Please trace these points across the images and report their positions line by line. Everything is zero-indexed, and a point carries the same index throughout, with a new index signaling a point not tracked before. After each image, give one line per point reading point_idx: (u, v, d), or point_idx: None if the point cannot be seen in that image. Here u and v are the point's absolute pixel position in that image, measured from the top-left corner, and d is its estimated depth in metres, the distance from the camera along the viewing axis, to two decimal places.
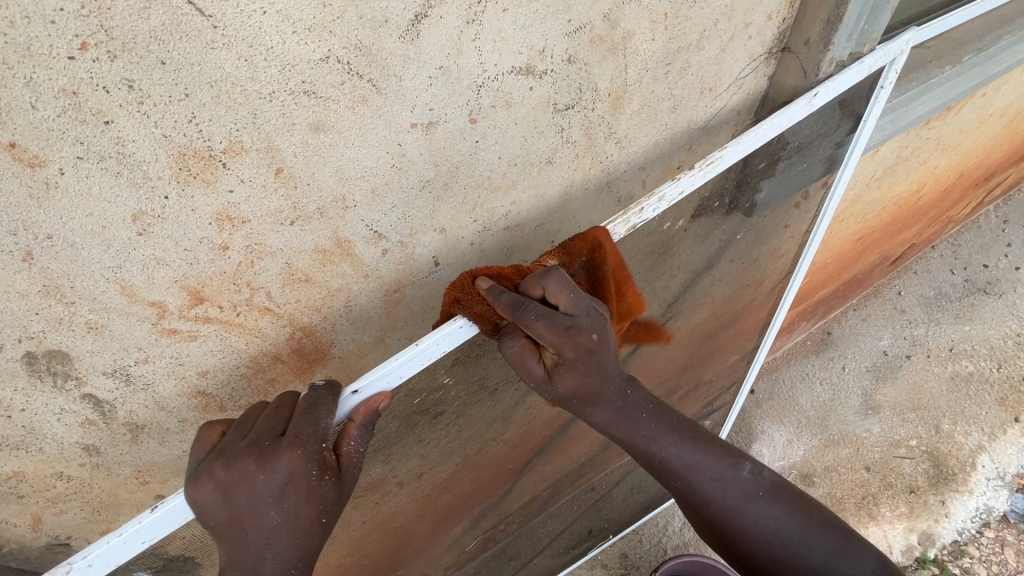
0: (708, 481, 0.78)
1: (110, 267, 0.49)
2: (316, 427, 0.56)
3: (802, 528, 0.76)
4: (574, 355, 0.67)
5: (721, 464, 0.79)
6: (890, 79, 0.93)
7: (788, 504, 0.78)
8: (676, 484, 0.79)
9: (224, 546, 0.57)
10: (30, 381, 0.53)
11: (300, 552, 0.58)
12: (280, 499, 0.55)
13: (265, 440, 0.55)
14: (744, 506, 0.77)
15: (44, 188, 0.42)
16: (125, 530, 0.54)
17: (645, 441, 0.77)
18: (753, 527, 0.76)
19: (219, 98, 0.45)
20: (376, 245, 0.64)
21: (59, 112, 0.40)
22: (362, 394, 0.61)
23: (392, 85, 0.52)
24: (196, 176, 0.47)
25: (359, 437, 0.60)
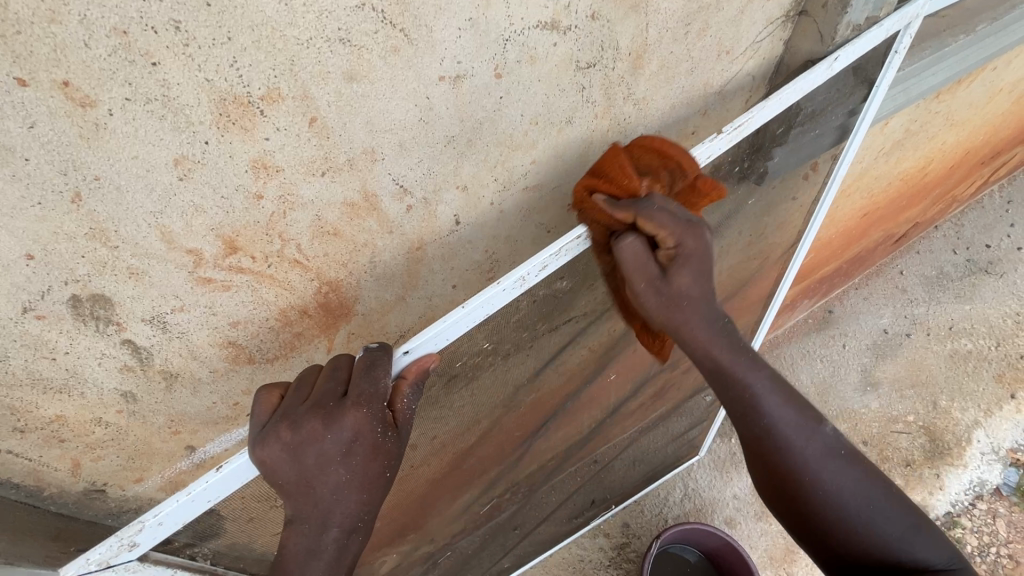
0: (792, 434, 0.71)
1: (152, 212, 0.51)
2: (375, 388, 0.60)
3: (875, 496, 0.70)
4: (695, 247, 0.69)
5: (809, 420, 0.72)
6: (903, 44, 0.93)
7: (864, 467, 0.71)
8: (755, 427, 0.72)
9: (290, 501, 0.60)
10: (75, 324, 0.55)
11: (363, 507, 0.61)
12: (347, 457, 0.59)
13: (328, 402, 0.59)
14: (823, 467, 0.70)
15: (94, 128, 0.44)
16: (193, 489, 0.59)
17: (732, 367, 0.71)
18: (827, 490, 0.70)
19: (259, 42, 0.46)
20: (401, 201, 0.65)
21: (109, 52, 0.41)
22: (414, 354, 0.65)
23: (422, 35, 0.53)
24: (235, 122, 0.49)
25: (410, 395, 0.64)
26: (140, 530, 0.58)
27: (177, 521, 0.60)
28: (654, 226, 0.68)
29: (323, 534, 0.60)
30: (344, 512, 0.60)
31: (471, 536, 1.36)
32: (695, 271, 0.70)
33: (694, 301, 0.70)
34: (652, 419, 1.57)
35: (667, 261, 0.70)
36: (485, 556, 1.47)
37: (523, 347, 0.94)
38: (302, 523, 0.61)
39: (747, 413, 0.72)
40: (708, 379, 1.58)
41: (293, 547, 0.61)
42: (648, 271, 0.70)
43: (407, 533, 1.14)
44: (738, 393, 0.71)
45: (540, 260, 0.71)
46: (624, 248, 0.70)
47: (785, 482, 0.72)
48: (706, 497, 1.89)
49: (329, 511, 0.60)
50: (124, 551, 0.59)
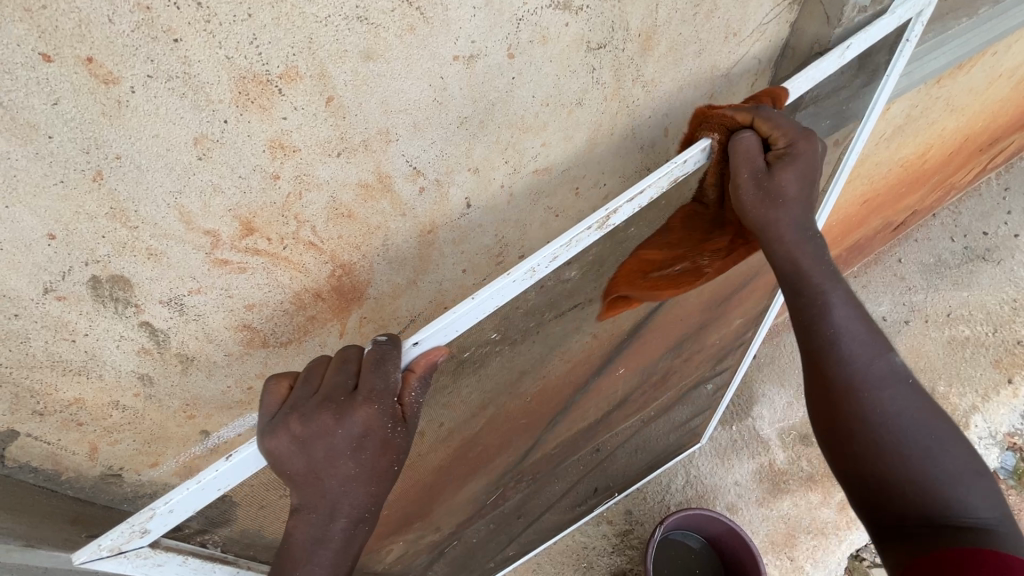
0: (858, 347, 0.71)
1: (172, 192, 0.51)
2: (385, 382, 0.61)
3: (937, 433, 0.68)
4: (805, 149, 0.71)
5: (880, 340, 0.72)
6: (916, 32, 0.94)
7: (929, 402, 0.70)
8: (817, 335, 0.73)
9: (298, 493, 0.61)
10: (94, 305, 0.55)
11: (371, 500, 0.62)
12: (356, 451, 0.59)
13: (339, 396, 0.59)
14: (882, 387, 0.70)
15: (116, 106, 0.44)
16: (203, 477, 0.59)
17: (816, 281, 0.73)
18: (886, 411, 0.69)
19: (279, 20, 0.46)
20: (414, 183, 0.66)
21: (132, 28, 0.41)
22: (423, 346, 0.65)
23: (438, 14, 0.54)
24: (254, 101, 0.49)
25: (418, 389, 0.65)
26: (152, 517, 0.59)
27: (188, 509, 0.60)
28: (771, 126, 0.72)
29: (330, 526, 0.60)
30: (353, 504, 0.61)
31: (477, 523, 1.37)
32: (798, 175, 0.72)
33: (794, 201, 0.71)
34: (655, 407, 1.58)
35: (774, 158, 0.72)
36: (490, 543, 1.49)
37: (531, 332, 0.95)
38: (310, 514, 0.61)
39: (813, 319, 0.72)
40: (710, 367, 1.60)
41: (299, 536, 0.61)
42: (756, 165, 0.71)
43: (414, 520, 1.15)
44: (810, 299, 0.72)
45: (548, 252, 0.71)
46: (739, 141, 0.73)
47: (841, 397, 0.71)
48: (708, 484, 1.91)
49: (337, 503, 0.60)
50: (135, 537, 0.59)
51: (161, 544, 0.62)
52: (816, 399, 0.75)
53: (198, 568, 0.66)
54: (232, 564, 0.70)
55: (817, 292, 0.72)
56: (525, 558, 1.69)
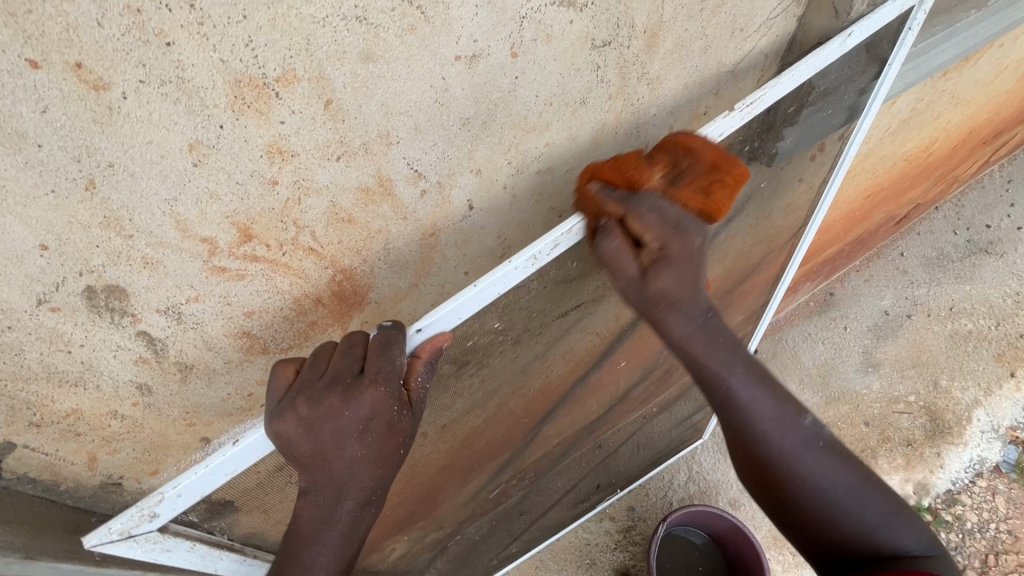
0: (767, 420, 0.72)
1: (167, 200, 0.49)
2: (392, 366, 0.61)
3: (857, 485, 0.71)
4: (679, 252, 0.70)
5: (790, 409, 0.73)
6: (917, 21, 0.91)
7: (844, 455, 0.72)
8: (734, 419, 0.73)
9: (306, 473, 0.62)
10: (90, 316, 0.54)
11: (377, 482, 0.64)
12: (363, 434, 0.61)
13: (345, 378, 0.60)
14: (801, 456, 0.71)
15: (108, 113, 0.42)
16: (210, 462, 0.59)
17: (714, 369, 0.73)
18: (808, 474, 0.71)
19: (275, 21, 0.44)
20: (415, 185, 0.64)
21: (123, 31, 0.39)
22: (427, 332, 0.64)
23: (439, 12, 0.52)
24: (250, 105, 0.47)
25: (424, 373, 0.65)
26: (161, 501, 0.59)
27: (196, 493, 0.60)
28: (641, 227, 0.69)
29: (337, 505, 0.63)
30: (360, 486, 0.63)
31: (479, 522, 1.37)
32: (677, 276, 0.70)
33: (685, 306, 0.72)
34: (657, 404, 1.57)
35: (648, 264, 0.70)
36: (493, 541, 1.49)
37: (533, 333, 0.94)
38: (317, 494, 0.63)
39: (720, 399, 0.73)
40: None
41: (308, 516, 0.63)
42: (630, 272, 0.70)
43: (417, 520, 1.15)
44: (711, 390, 0.74)
45: (555, 237, 0.69)
46: (603, 247, 0.70)
47: (765, 468, 0.73)
48: (710, 480, 1.90)
49: (345, 484, 0.62)
50: (144, 521, 0.59)
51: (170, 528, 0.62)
52: (742, 465, 0.77)
53: (204, 556, 0.66)
54: (238, 552, 0.71)
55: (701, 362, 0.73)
56: (527, 555, 1.69)
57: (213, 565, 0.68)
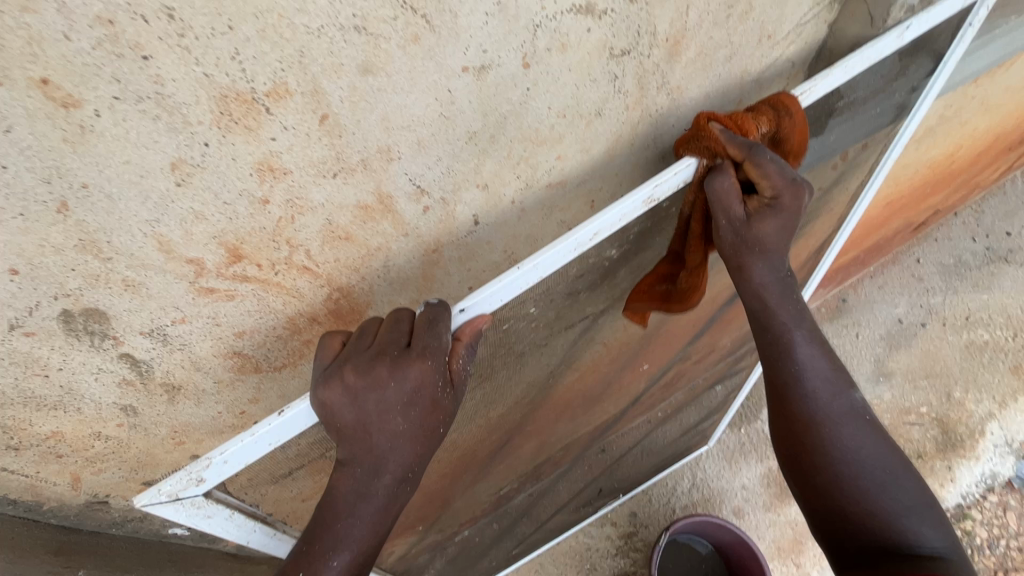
0: (829, 391, 0.74)
1: (148, 221, 0.46)
2: (438, 341, 0.58)
3: (892, 468, 0.74)
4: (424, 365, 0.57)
5: (841, 381, 0.75)
6: (979, 16, 0.88)
7: (885, 437, 0.75)
8: (781, 374, 0.75)
9: (345, 446, 0.59)
10: (68, 340, 0.51)
11: (416, 460, 0.61)
12: (407, 407, 0.58)
13: (392, 350, 0.57)
14: (844, 423, 0.74)
15: (79, 131, 0.39)
16: (258, 429, 0.56)
17: (782, 322, 0.72)
18: (848, 449, 0.73)
19: (265, 32, 0.40)
20: (418, 202, 0.60)
21: (93, 44, 0.36)
22: (469, 313, 0.61)
23: (446, 22, 0.48)
24: (238, 121, 0.43)
25: (466, 355, 0.61)
26: (207, 466, 0.56)
27: (242, 461, 0.57)
28: (760, 175, 0.65)
29: (376, 480, 0.60)
30: (398, 462, 0.60)
31: (479, 527, 1.35)
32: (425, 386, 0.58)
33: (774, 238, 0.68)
34: (662, 411, 1.53)
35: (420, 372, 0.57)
36: (493, 545, 1.47)
37: (538, 345, 0.90)
38: (356, 470, 0.60)
39: (781, 369, 0.75)
40: (723, 371, 1.53)
41: (342, 490, 0.60)
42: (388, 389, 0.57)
43: (415, 526, 1.13)
44: (772, 341, 0.74)
45: (608, 218, 0.66)
46: (713, 187, 0.66)
47: (802, 439, 0.75)
48: (714, 487, 1.86)
49: (384, 459, 0.59)
50: (192, 485, 0.56)
51: (214, 495, 0.59)
52: (779, 431, 0.80)
53: (240, 526, 0.64)
54: (269, 526, 0.68)
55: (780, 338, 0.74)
56: (527, 558, 1.67)
57: (247, 536, 0.65)
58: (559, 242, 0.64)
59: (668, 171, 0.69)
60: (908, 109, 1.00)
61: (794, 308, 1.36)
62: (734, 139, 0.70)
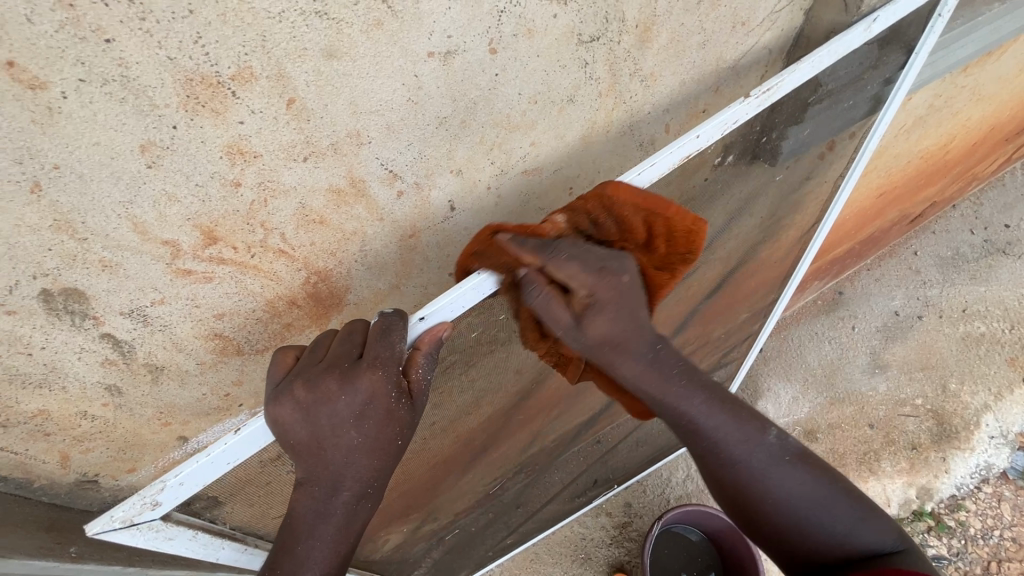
0: (734, 443, 0.70)
1: (121, 203, 0.47)
2: (391, 350, 0.59)
3: (829, 490, 0.70)
4: (370, 385, 0.58)
5: (753, 428, 0.70)
6: (949, 6, 0.89)
7: (816, 466, 0.71)
8: (699, 447, 0.71)
9: (302, 464, 0.61)
10: (48, 319, 0.53)
11: (373, 474, 0.62)
12: (360, 421, 0.59)
13: (344, 363, 0.58)
14: (768, 474, 0.70)
15: (47, 113, 0.40)
16: (211, 451, 0.57)
17: (669, 399, 0.69)
18: (774, 489, 0.70)
19: (225, 16, 0.42)
20: (391, 186, 0.62)
21: (56, 27, 0.37)
22: (428, 321, 0.62)
23: (407, 7, 0.49)
24: (205, 104, 0.45)
25: (425, 365, 0.62)
26: (163, 490, 0.57)
27: (197, 483, 0.58)
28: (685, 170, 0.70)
29: (334, 497, 0.62)
30: (356, 477, 0.61)
31: (472, 516, 1.37)
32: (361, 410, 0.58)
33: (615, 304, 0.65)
34: None
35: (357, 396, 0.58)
36: (487, 533, 1.49)
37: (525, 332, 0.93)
38: (312, 486, 0.61)
39: (692, 435, 0.71)
40: (716, 362, 1.54)
41: (302, 507, 0.62)
42: (333, 408, 0.58)
43: (408, 514, 1.15)
44: (674, 418, 0.70)
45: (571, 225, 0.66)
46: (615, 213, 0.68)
47: (744, 504, 0.72)
48: None
49: (341, 475, 0.61)
50: (147, 510, 0.57)
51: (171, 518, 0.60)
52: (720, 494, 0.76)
53: (207, 545, 0.65)
54: (239, 541, 0.70)
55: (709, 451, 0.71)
56: (522, 548, 1.69)
57: (214, 554, 0.66)
58: (523, 247, 0.64)
59: (634, 169, 0.68)
60: (883, 101, 1.00)
61: (785, 296, 1.37)
62: (700, 134, 0.70)
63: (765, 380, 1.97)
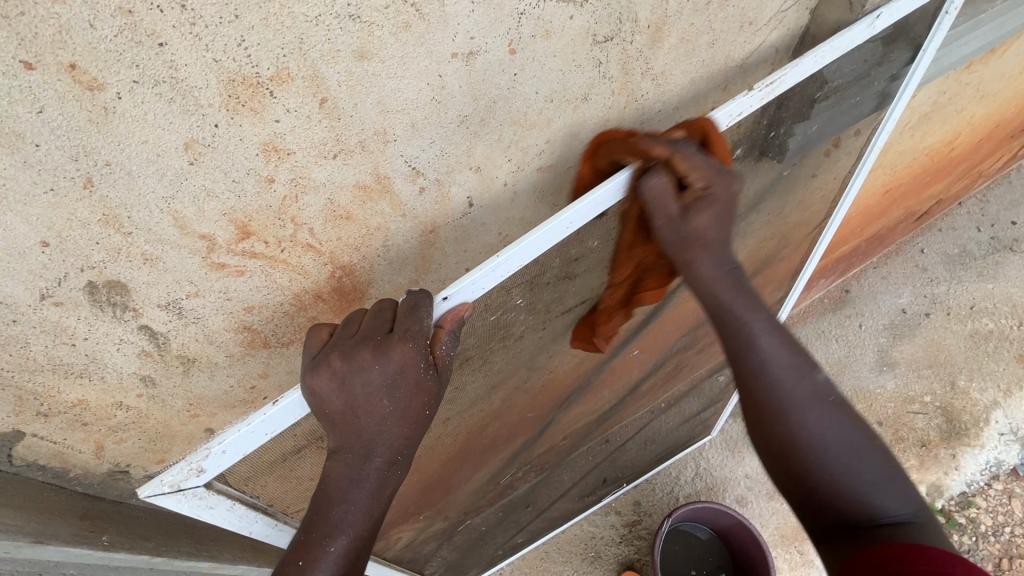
0: (784, 368, 0.72)
1: (164, 198, 0.50)
2: (420, 325, 0.61)
3: (862, 442, 0.71)
4: (401, 358, 0.59)
5: (804, 363, 0.73)
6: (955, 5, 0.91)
7: (856, 416, 0.72)
8: (747, 363, 0.73)
9: (336, 432, 0.63)
10: (92, 311, 0.56)
11: (404, 442, 0.64)
12: (391, 390, 0.61)
13: (376, 335, 0.60)
14: (804, 410, 0.71)
15: (102, 113, 0.43)
16: (253, 421, 0.60)
17: (728, 311, 0.72)
18: (808, 428, 0.71)
19: (268, 20, 0.44)
20: (413, 183, 0.64)
21: (115, 32, 0.40)
22: (451, 301, 0.65)
23: (434, 9, 0.51)
24: (245, 104, 0.48)
25: (449, 342, 0.65)
26: (207, 456, 0.59)
27: (239, 452, 0.61)
28: (687, 168, 0.68)
29: (367, 463, 0.63)
30: (387, 445, 0.63)
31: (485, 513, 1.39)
32: (392, 381, 0.61)
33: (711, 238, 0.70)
34: (665, 399, 1.56)
35: (389, 365, 0.60)
36: (498, 530, 1.51)
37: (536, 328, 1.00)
38: (346, 454, 0.63)
39: (741, 351, 0.73)
40: (724, 360, 1.55)
41: (336, 475, 0.64)
42: (368, 377, 0.60)
43: (424, 511, 1.19)
44: (731, 330, 0.73)
45: (588, 210, 0.70)
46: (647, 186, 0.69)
47: (772, 422, 0.73)
48: (717, 476, 1.88)
49: (373, 443, 0.63)
50: (192, 476, 0.60)
51: (213, 485, 0.63)
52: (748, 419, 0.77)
53: (242, 516, 0.67)
54: (271, 516, 0.72)
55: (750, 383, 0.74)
56: (533, 546, 1.70)
57: (248, 526, 0.69)
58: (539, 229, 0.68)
59: (646, 163, 0.72)
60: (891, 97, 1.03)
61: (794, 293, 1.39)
62: (715, 125, 0.74)
63: None
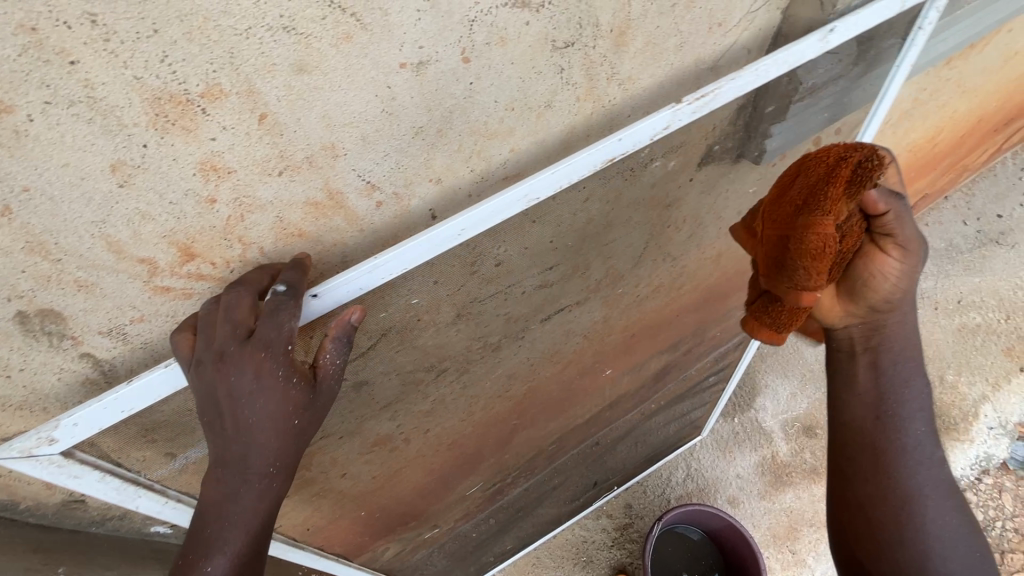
0: (922, 459, 0.79)
1: (94, 223, 0.47)
2: (280, 330, 0.55)
3: (969, 550, 0.76)
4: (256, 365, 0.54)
5: (938, 455, 0.80)
6: (930, 18, 0.92)
7: (969, 522, 0.78)
8: (891, 439, 0.79)
9: (212, 446, 0.57)
10: (25, 340, 0.53)
11: (279, 457, 0.57)
12: (251, 402, 0.54)
13: (231, 344, 0.54)
14: (927, 497, 0.78)
15: (14, 136, 0.40)
16: (104, 397, 0.56)
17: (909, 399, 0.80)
18: (925, 517, 0.77)
19: (191, 34, 0.41)
20: (369, 198, 0.62)
21: (19, 51, 0.37)
22: (321, 299, 0.61)
23: (377, 19, 0.48)
24: (174, 122, 0.45)
25: (333, 350, 0.59)
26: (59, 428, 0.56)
27: (92, 427, 0.57)
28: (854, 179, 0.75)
29: (244, 478, 0.58)
30: (260, 460, 0.57)
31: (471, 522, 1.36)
32: (253, 391, 0.54)
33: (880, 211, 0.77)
34: (652, 402, 1.54)
35: (249, 375, 0.54)
36: (485, 539, 1.48)
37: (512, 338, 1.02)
38: (221, 469, 0.58)
39: (888, 428, 0.80)
40: (710, 361, 1.54)
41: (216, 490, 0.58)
42: (227, 384, 0.54)
43: (409, 521, 1.22)
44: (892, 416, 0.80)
45: (480, 213, 0.65)
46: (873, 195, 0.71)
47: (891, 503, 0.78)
48: (709, 477, 1.85)
49: (245, 458, 0.57)
50: (45, 445, 0.57)
51: (75, 455, 0.60)
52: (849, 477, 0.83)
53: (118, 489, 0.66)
54: (160, 493, 0.71)
55: (879, 443, 0.80)
56: (523, 553, 1.68)
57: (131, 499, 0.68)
58: (425, 234, 0.64)
59: (547, 169, 0.69)
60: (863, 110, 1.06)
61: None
62: (624, 139, 0.72)
63: (762, 377, 1.96)
